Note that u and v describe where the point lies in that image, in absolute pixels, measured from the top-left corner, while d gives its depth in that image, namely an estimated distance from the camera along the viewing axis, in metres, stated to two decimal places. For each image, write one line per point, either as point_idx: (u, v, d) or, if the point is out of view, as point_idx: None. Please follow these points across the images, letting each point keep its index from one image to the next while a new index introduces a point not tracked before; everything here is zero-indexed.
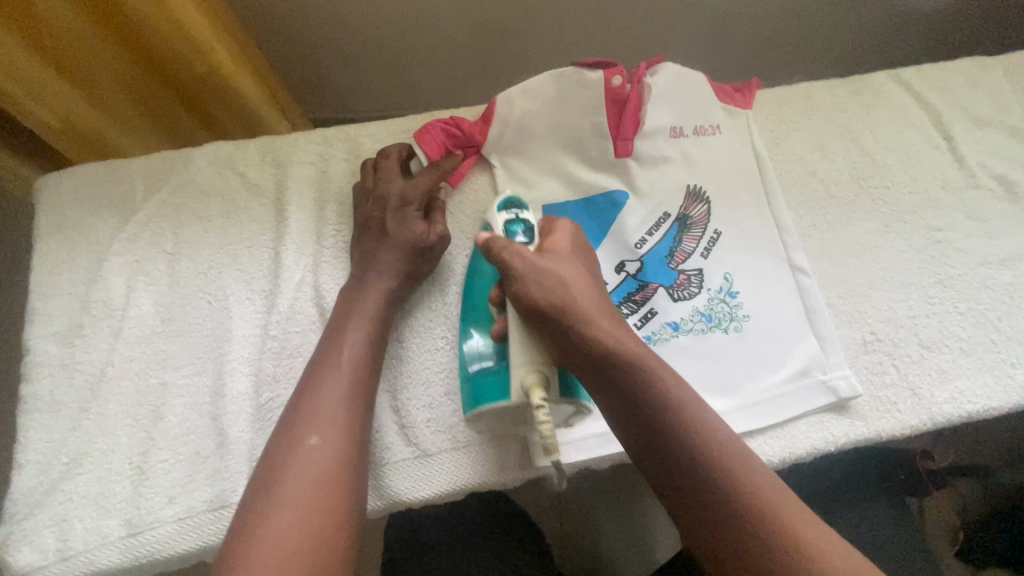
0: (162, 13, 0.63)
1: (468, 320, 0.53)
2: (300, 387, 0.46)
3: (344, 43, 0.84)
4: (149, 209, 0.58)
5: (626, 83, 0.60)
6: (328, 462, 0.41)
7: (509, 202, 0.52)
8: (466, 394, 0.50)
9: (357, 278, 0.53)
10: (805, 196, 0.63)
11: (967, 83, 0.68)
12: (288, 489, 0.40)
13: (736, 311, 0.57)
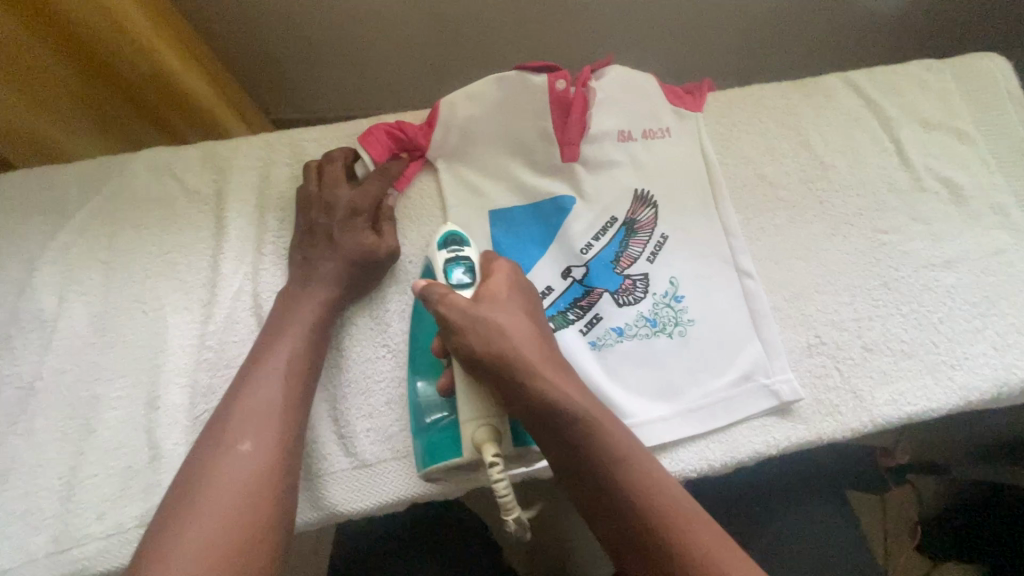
0: (101, 16, 0.62)
1: (416, 369, 0.51)
2: (231, 391, 0.45)
3: (300, 45, 0.83)
4: (83, 217, 0.56)
5: (571, 87, 0.59)
6: (259, 468, 0.41)
7: (451, 238, 0.50)
8: (420, 452, 0.48)
9: (297, 284, 0.52)
10: (755, 198, 0.63)
11: (915, 86, 0.68)
12: (213, 497, 0.39)
13: (680, 316, 0.57)
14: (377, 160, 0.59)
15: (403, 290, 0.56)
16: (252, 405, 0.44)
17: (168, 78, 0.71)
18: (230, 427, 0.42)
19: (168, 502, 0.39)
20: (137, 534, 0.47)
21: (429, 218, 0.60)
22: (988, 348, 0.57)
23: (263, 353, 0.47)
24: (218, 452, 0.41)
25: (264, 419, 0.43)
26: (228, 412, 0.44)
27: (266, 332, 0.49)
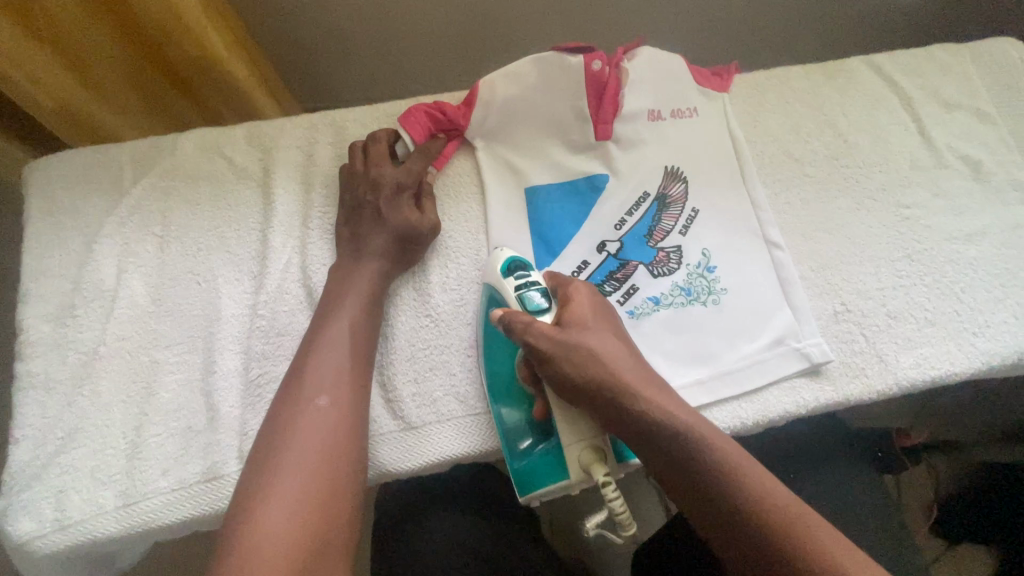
0: (164, 9, 0.65)
1: (498, 395, 0.52)
2: (302, 355, 0.49)
3: (331, 32, 0.85)
4: (138, 193, 0.59)
5: (605, 67, 0.61)
6: (336, 419, 0.45)
7: (514, 264, 0.52)
8: (518, 479, 0.50)
9: (351, 257, 0.55)
10: (781, 175, 0.65)
11: (937, 67, 0.70)
12: (299, 443, 0.43)
13: (713, 286, 0.59)
14: (417, 140, 0.60)
15: (443, 263, 0.59)
16: (324, 362, 0.48)
17: (216, 64, 0.74)
18: (306, 382, 0.47)
19: (260, 448, 0.44)
20: (198, 490, 0.50)
21: (466, 194, 0.61)
22: (1009, 316, 0.59)
23: (326, 317, 0.51)
24: (296, 410, 0.45)
25: (336, 373, 0.47)
26: (301, 371, 0.47)
27: (325, 301, 0.52)
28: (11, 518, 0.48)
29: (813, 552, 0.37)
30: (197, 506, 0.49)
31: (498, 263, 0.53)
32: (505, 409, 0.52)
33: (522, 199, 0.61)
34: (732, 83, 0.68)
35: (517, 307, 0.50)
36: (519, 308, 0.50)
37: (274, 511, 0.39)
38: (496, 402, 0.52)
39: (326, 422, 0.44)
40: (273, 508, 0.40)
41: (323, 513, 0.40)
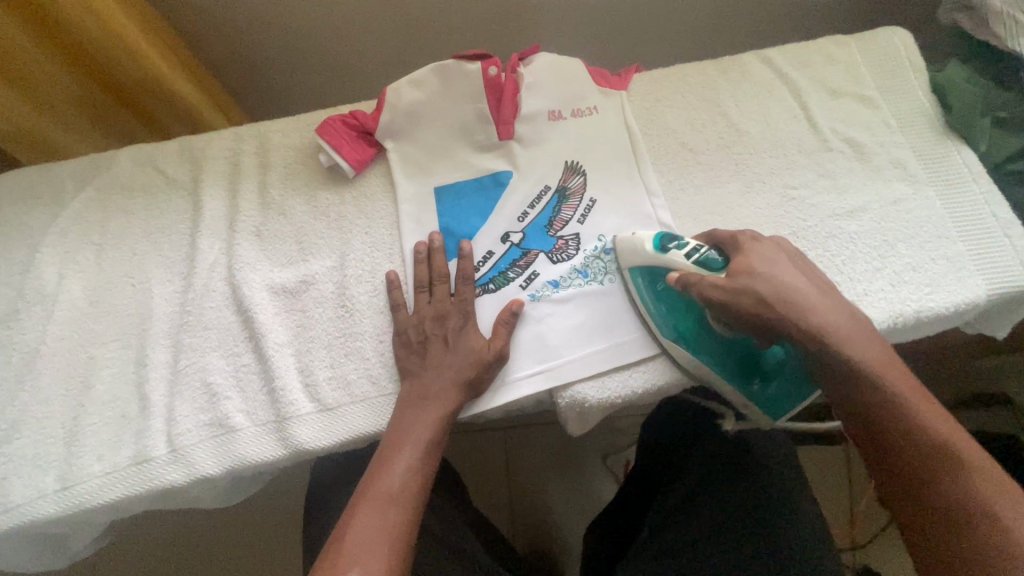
0: (107, 34, 0.71)
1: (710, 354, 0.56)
2: (392, 434, 0.53)
3: (273, 52, 0.92)
4: (77, 205, 0.64)
5: (502, 73, 0.66)
6: (405, 503, 0.49)
7: (666, 239, 0.56)
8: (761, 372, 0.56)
9: (421, 363, 0.57)
10: (675, 164, 0.70)
11: (824, 60, 0.78)
12: (372, 522, 0.47)
13: (609, 266, 0.63)
14: (333, 144, 0.65)
15: (357, 256, 0.63)
16: (415, 429, 0.53)
17: (159, 81, 0.80)
18: (398, 450, 0.52)
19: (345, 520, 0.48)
20: (130, 471, 0.55)
21: (380, 194, 0.66)
22: (882, 282, 0.66)
23: (423, 392, 0.55)
24: (375, 489, 0.49)
25: (423, 435, 0.53)
26: (396, 441, 0.52)
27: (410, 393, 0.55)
28: None
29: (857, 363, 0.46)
30: (129, 487, 0.54)
31: (649, 239, 0.57)
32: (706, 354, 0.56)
33: (431, 196, 0.66)
34: (630, 82, 0.74)
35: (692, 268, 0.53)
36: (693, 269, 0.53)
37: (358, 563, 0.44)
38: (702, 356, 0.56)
39: (405, 482, 0.50)
40: (357, 558, 0.45)
41: None
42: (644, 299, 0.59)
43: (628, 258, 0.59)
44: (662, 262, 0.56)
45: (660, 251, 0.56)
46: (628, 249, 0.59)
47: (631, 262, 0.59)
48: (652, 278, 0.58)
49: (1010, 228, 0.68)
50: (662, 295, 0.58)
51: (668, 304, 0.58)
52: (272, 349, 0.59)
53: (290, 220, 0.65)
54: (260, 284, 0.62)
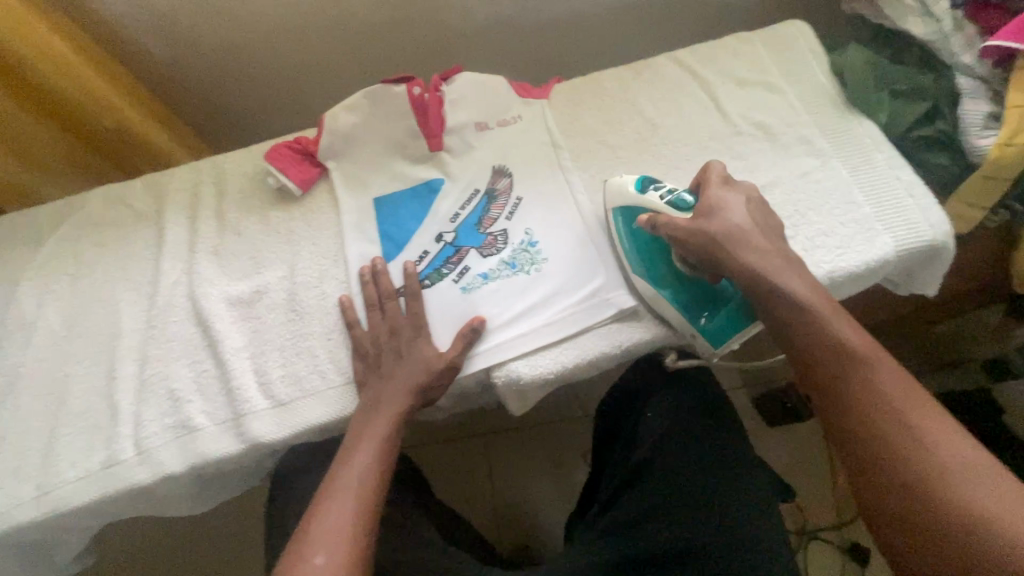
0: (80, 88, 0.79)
1: (666, 278, 0.63)
2: (366, 409, 0.59)
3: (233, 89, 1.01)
4: (54, 242, 0.72)
5: (426, 92, 0.73)
6: (372, 473, 0.55)
7: (646, 181, 0.63)
8: (712, 322, 0.61)
9: (404, 357, 0.61)
10: (597, 160, 0.76)
11: (729, 55, 0.85)
12: (343, 485, 0.53)
13: (536, 256, 0.68)
14: (279, 168, 0.72)
15: (305, 267, 0.69)
16: (374, 426, 0.57)
17: (132, 129, 0.88)
18: (357, 446, 0.56)
19: (324, 487, 0.54)
20: (101, 475, 0.59)
21: (326, 210, 0.73)
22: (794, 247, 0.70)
23: (415, 386, 0.59)
24: (346, 459, 0.55)
25: (381, 430, 0.57)
26: (357, 437, 0.57)
27: (367, 402, 0.59)
28: None
29: (875, 400, 0.46)
30: (101, 489, 0.59)
31: (631, 183, 0.64)
32: (666, 286, 0.63)
33: (372, 208, 0.72)
34: (551, 92, 0.82)
35: (661, 207, 0.60)
36: (666, 210, 0.60)
37: (332, 519, 0.50)
38: (659, 288, 0.63)
39: (364, 471, 0.55)
40: (332, 515, 0.51)
41: (351, 543, 0.49)
42: (618, 226, 0.66)
43: (612, 195, 0.66)
44: (637, 204, 0.63)
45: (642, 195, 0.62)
46: (613, 190, 0.66)
47: (613, 199, 0.66)
48: (627, 212, 0.65)
49: (913, 188, 0.72)
50: (635, 229, 0.65)
51: (641, 236, 0.64)
52: (229, 353, 0.64)
53: (244, 238, 0.71)
54: (218, 296, 0.68)
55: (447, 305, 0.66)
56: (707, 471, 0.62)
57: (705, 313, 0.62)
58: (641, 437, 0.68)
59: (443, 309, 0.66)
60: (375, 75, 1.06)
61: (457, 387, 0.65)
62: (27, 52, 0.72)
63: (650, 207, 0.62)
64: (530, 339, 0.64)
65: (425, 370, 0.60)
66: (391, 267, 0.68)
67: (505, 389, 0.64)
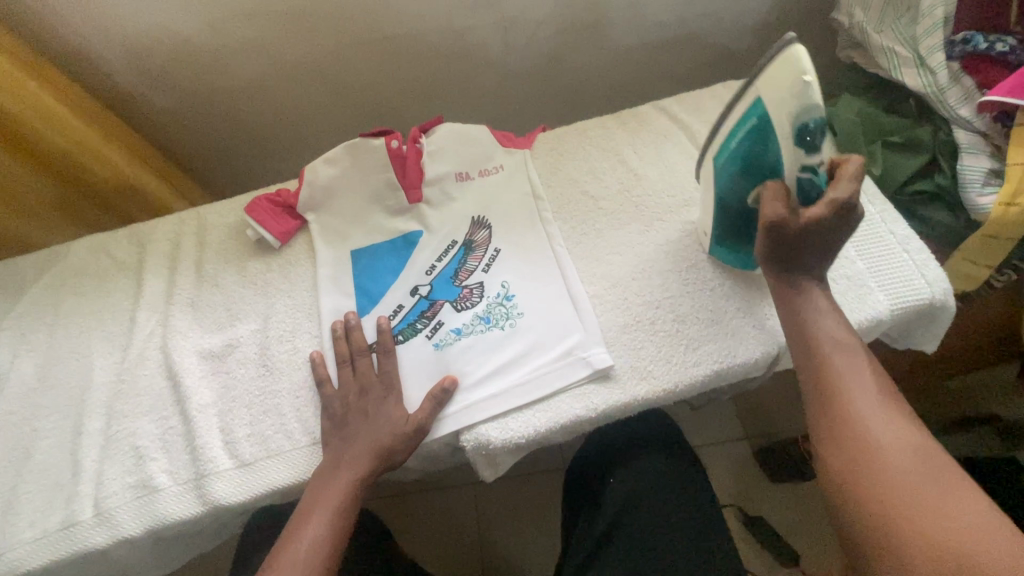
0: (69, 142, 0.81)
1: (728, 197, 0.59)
2: (324, 469, 0.57)
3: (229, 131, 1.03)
4: (35, 291, 0.72)
5: (405, 144, 0.73)
6: (324, 542, 0.53)
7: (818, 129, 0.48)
8: (730, 251, 0.66)
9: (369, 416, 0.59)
10: (578, 212, 0.75)
11: (717, 104, 0.83)
12: (292, 555, 0.52)
13: (511, 311, 0.66)
14: (258, 220, 0.73)
15: (279, 319, 0.69)
16: (329, 491, 0.56)
17: (122, 179, 0.90)
18: (311, 512, 0.55)
19: (275, 554, 0.53)
20: (57, 536, 0.58)
21: (303, 261, 0.72)
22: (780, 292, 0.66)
23: (376, 448, 0.57)
24: (300, 525, 0.54)
25: (339, 494, 0.56)
26: (313, 501, 0.55)
27: (329, 463, 0.58)
28: None
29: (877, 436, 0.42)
30: (56, 552, 0.57)
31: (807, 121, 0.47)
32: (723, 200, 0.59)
33: (349, 260, 0.71)
34: (534, 141, 0.81)
35: (787, 184, 0.51)
36: (789, 187, 0.52)
37: None
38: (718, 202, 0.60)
39: (318, 539, 0.53)
40: None
41: None
42: (745, 120, 0.51)
43: (767, 90, 0.48)
44: (780, 135, 0.49)
45: (799, 146, 0.49)
46: (778, 85, 0.47)
47: (766, 93, 0.48)
48: (764, 125, 0.50)
49: (908, 243, 0.69)
50: (754, 149, 0.52)
51: (752, 155, 0.53)
52: (195, 409, 0.63)
53: (221, 289, 0.71)
54: (190, 350, 0.67)
55: (418, 362, 0.64)
56: (679, 546, 0.59)
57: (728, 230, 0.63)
58: (605, 505, 0.64)
59: (413, 367, 0.64)
60: (369, 118, 1.07)
61: (425, 448, 0.62)
62: (20, 110, 0.75)
63: (790, 157, 0.50)
64: (501, 399, 0.61)
65: (389, 432, 0.58)
66: (365, 322, 0.67)
67: (475, 454, 0.61)
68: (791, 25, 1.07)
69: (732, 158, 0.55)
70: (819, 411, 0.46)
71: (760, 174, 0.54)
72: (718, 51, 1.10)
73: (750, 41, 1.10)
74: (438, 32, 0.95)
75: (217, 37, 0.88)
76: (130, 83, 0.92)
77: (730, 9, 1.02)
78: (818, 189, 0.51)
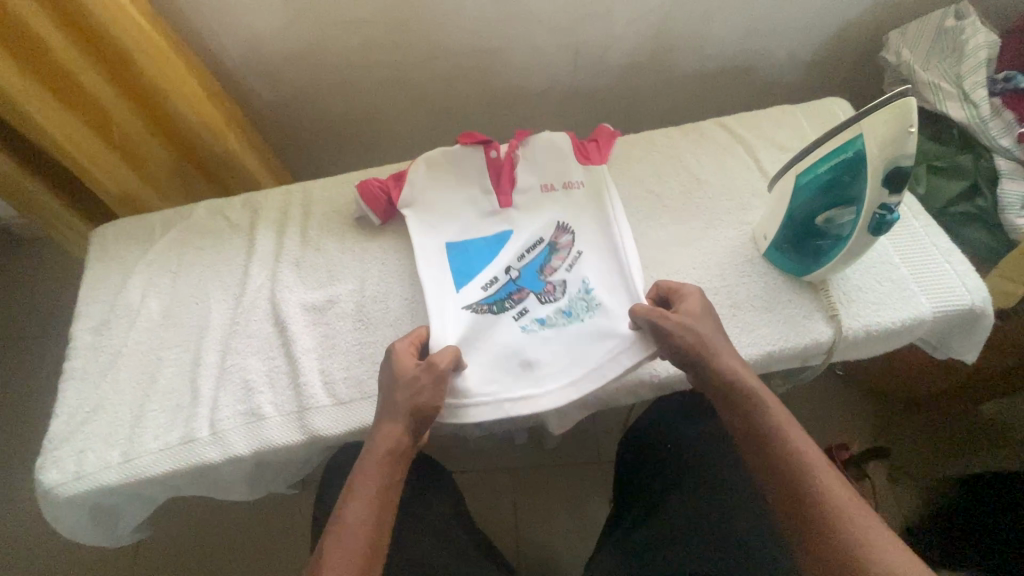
0: (200, 118, 0.93)
1: (800, 203, 0.68)
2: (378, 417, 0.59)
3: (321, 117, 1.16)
4: (163, 243, 0.82)
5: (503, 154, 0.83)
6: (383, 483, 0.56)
7: (899, 183, 0.57)
8: (785, 253, 0.74)
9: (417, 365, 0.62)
10: (643, 208, 0.83)
11: (772, 123, 0.91)
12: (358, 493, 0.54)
13: (591, 306, 0.71)
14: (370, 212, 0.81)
15: (375, 278, 0.78)
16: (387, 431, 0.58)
17: (232, 155, 1.02)
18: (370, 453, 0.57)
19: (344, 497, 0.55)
20: (178, 450, 0.66)
21: (396, 234, 0.82)
22: (830, 287, 0.73)
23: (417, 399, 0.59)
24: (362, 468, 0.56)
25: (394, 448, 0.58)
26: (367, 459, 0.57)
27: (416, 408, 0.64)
28: (45, 470, 0.65)
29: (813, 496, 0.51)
30: (175, 462, 0.65)
31: (893, 171, 0.57)
32: (793, 202, 0.69)
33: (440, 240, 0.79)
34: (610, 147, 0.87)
35: (863, 215, 0.61)
36: (864, 220, 0.61)
37: (353, 530, 0.52)
38: (790, 205, 0.70)
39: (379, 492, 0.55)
40: (352, 526, 0.52)
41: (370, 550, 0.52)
42: (841, 151, 0.61)
43: (869, 130, 0.58)
44: (869, 171, 0.59)
45: (882, 184, 0.58)
46: (881, 127, 0.56)
47: (867, 133, 0.58)
48: (858, 158, 0.60)
49: (950, 255, 0.75)
50: (840, 178, 0.62)
51: (838, 182, 0.63)
52: (300, 352, 0.71)
53: (323, 253, 0.80)
54: (295, 302, 0.76)
55: (501, 343, 0.69)
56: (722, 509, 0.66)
57: (786, 231, 0.72)
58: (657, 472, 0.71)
59: (496, 343, 0.69)
60: (444, 118, 1.18)
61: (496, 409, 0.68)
62: (168, 87, 0.87)
63: (871, 193, 0.59)
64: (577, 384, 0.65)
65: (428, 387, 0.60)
66: (455, 296, 0.72)
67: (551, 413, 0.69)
68: (841, 62, 1.16)
69: (816, 180, 0.65)
70: (767, 468, 0.54)
71: (838, 199, 0.64)
72: (769, 81, 1.19)
73: (800, 74, 1.18)
74: (519, 49, 1.06)
75: (330, 44, 1.00)
76: (248, 77, 1.05)
77: (785, 43, 1.11)
78: (887, 227, 0.61)
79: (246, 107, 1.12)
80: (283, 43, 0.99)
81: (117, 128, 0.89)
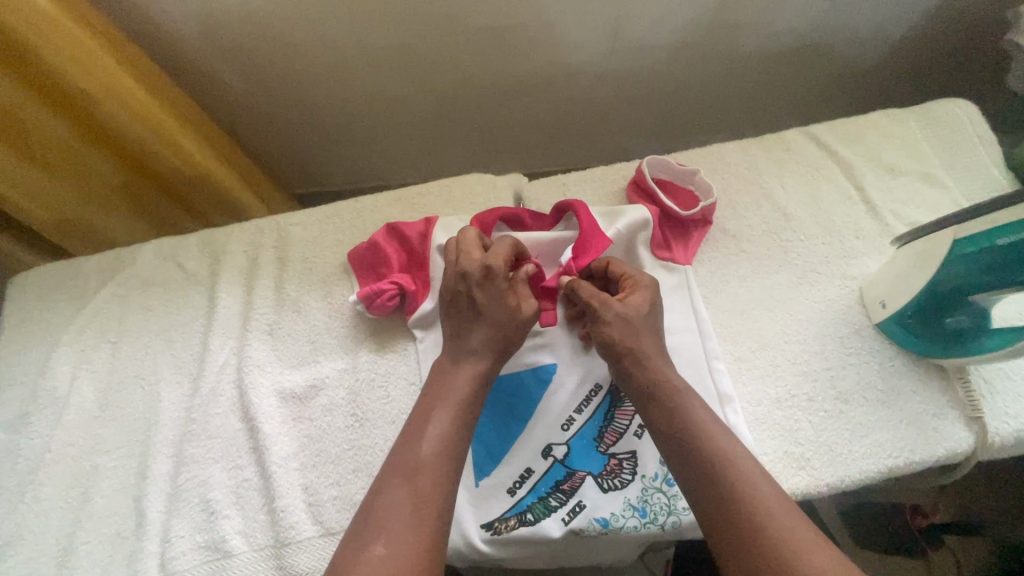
0: (144, 125, 0.71)
1: (955, 279, 0.50)
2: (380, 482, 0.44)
3: (299, 107, 0.94)
4: (98, 301, 0.64)
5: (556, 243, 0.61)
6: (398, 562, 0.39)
7: None
8: (910, 332, 0.56)
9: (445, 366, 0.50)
10: (716, 254, 0.64)
11: (879, 135, 0.70)
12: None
13: (674, 503, 0.52)
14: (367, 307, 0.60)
15: (371, 354, 0.60)
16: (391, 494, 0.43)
17: (194, 166, 0.80)
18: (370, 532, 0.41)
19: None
20: None
21: None
22: (968, 375, 0.56)
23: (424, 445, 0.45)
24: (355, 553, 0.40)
25: (427, 502, 0.42)
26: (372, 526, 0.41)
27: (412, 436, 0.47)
28: None
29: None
30: None
31: None
32: (943, 276, 0.50)
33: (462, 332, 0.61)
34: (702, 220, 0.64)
35: None
36: None
37: None
38: (935, 279, 0.51)
39: (409, 559, 0.39)
40: None
41: None
42: None
43: None
44: None
45: None
46: None
47: None
48: None
49: None
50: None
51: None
52: (275, 463, 0.55)
53: (303, 317, 0.62)
54: (268, 389, 0.58)
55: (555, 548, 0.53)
56: None
57: (919, 305, 0.54)
58: None
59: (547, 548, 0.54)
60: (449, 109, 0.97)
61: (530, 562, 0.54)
62: (94, 88, 0.65)
63: None
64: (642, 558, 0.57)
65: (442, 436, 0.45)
66: (483, 485, 0.54)
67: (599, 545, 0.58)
68: (943, 39, 0.93)
69: (993, 255, 0.47)
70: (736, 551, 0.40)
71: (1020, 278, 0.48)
72: (851, 64, 0.97)
73: (889, 55, 0.96)
74: (544, 25, 0.83)
75: (307, 22, 0.78)
76: (206, 62, 0.84)
77: (879, 17, 0.88)
78: None
79: (208, 98, 0.91)
80: (244, 20, 0.77)
81: (37, 140, 0.69)
